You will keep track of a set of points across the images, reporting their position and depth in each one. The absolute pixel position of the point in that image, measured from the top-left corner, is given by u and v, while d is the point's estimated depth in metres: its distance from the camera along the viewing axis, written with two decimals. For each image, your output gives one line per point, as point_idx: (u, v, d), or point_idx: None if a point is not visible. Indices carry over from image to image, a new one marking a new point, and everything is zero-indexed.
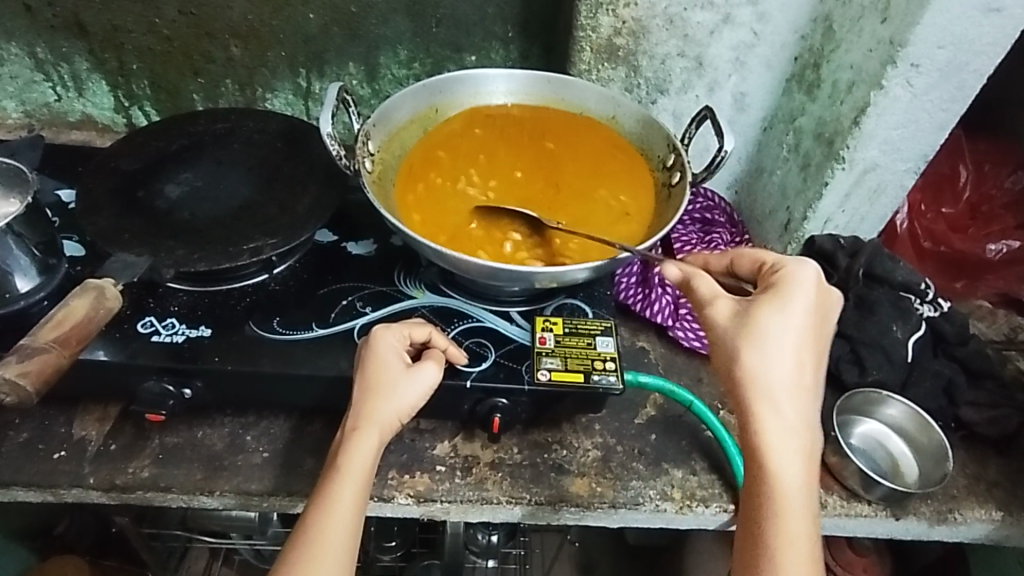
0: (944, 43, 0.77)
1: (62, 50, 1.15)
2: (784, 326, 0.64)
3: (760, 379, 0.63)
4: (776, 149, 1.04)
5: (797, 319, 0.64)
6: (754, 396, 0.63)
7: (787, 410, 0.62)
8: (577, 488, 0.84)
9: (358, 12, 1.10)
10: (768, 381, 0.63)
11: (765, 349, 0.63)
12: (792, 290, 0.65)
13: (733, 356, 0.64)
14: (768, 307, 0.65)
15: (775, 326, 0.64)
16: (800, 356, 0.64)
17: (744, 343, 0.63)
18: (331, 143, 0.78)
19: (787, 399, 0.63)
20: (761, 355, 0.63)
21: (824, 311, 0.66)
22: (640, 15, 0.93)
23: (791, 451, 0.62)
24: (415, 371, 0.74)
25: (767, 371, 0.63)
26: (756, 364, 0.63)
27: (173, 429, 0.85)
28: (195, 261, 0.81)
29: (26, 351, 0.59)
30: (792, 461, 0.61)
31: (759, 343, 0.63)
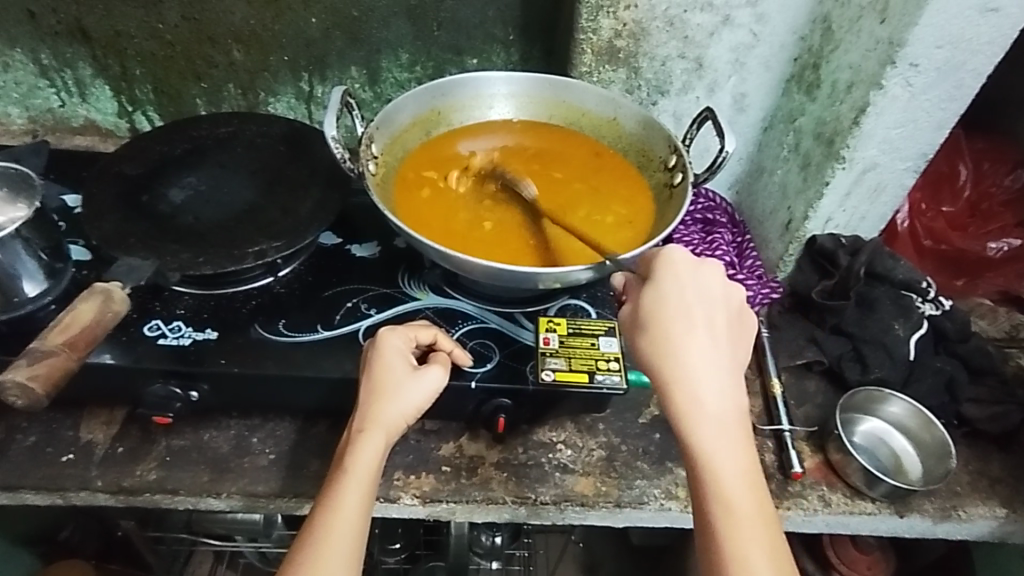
0: (942, 43, 0.78)
1: (65, 57, 1.16)
2: (675, 304, 0.65)
3: (663, 361, 0.64)
4: (776, 148, 1.04)
5: (685, 298, 0.66)
6: (662, 380, 0.64)
7: (698, 386, 0.63)
8: (582, 488, 0.84)
9: (359, 16, 1.10)
10: (671, 361, 0.64)
11: (662, 331, 0.65)
12: (666, 273, 0.67)
13: (636, 349, 0.66)
14: (655, 292, 0.67)
15: (665, 307, 0.65)
16: (698, 329, 0.65)
17: (643, 331, 0.66)
18: (335, 146, 0.79)
19: (694, 377, 0.63)
20: (657, 338, 0.65)
21: (710, 284, 0.67)
22: (640, 17, 0.93)
23: (708, 425, 0.61)
24: (420, 374, 0.75)
25: (667, 353, 0.64)
26: (657, 349, 0.64)
27: (179, 431, 0.85)
28: (201, 264, 0.81)
29: (35, 354, 0.60)
30: (712, 437, 0.61)
31: (657, 329, 0.65)
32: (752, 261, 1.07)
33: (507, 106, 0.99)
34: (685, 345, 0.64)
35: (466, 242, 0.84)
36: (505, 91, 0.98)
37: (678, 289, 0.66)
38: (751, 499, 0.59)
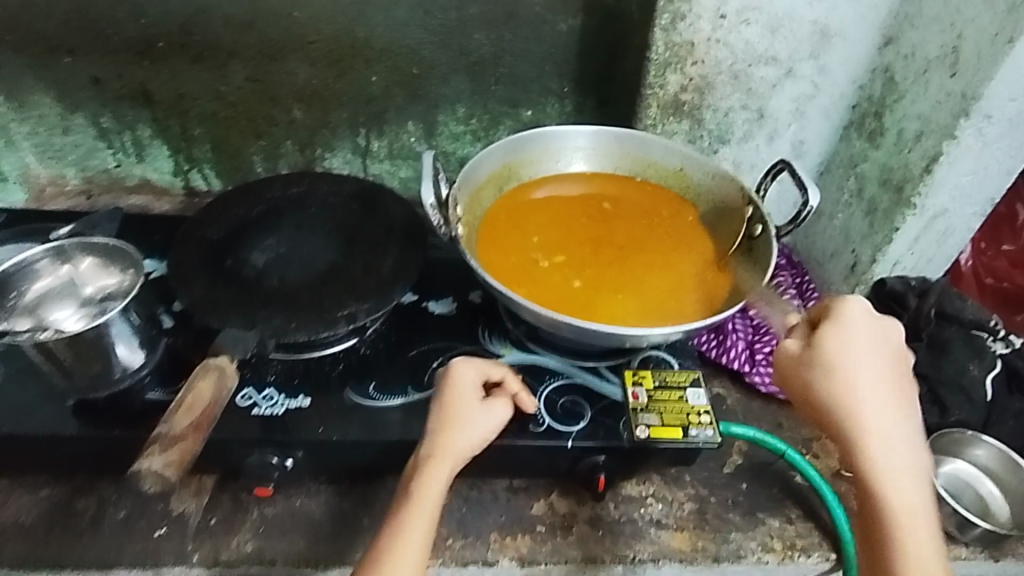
0: (1016, 96, 0.80)
1: (127, 119, 1.16)
2: (860, 350, 0.64)
3: (854, 407, 0.62)
4: (837, 192, 1.06)
5: (868, 345, 0.65)
6: (854, 428, 0.61)
7: (892, 435, 0.61)
8: (678, 543, 0.84)
9: (420, 73, 1.12)
10: (857, 407, 0.62)
11: (848, 376, 0.63)
12: (850, 321, 0.66)
13: (816, 386, 0.63)
14: (839, 335, 0.65)
15: (847, 352, 0.64)
16: (883, 377, 0.63)
17: (831, 371, 0.63)
18: (434, 213, 0.81)
19: (888, 427, 0.61)
20: (843, 379, 0.63)
21: (890, 339, 0.66)
22: (706, 72, 0.96)
23: (907, 479, 0.59)
24: (485, 406, 0.74)
25: (860, 401, 0.62)
26: (846, 391, 0.62)
27: (271, 499, 0.85)
28: (294, 330, 0.81)
29: (165, 441, 0.61)
30: (910, 492, 0.59)
31: (840, 372, 0.63)
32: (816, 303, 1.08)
33: (577, 158, 1.01)
34: (876, 394, 0.62)
35: (559, 302, 0.84)
36: (576, 145, 1.00)
37: (863, 340, 0.65)
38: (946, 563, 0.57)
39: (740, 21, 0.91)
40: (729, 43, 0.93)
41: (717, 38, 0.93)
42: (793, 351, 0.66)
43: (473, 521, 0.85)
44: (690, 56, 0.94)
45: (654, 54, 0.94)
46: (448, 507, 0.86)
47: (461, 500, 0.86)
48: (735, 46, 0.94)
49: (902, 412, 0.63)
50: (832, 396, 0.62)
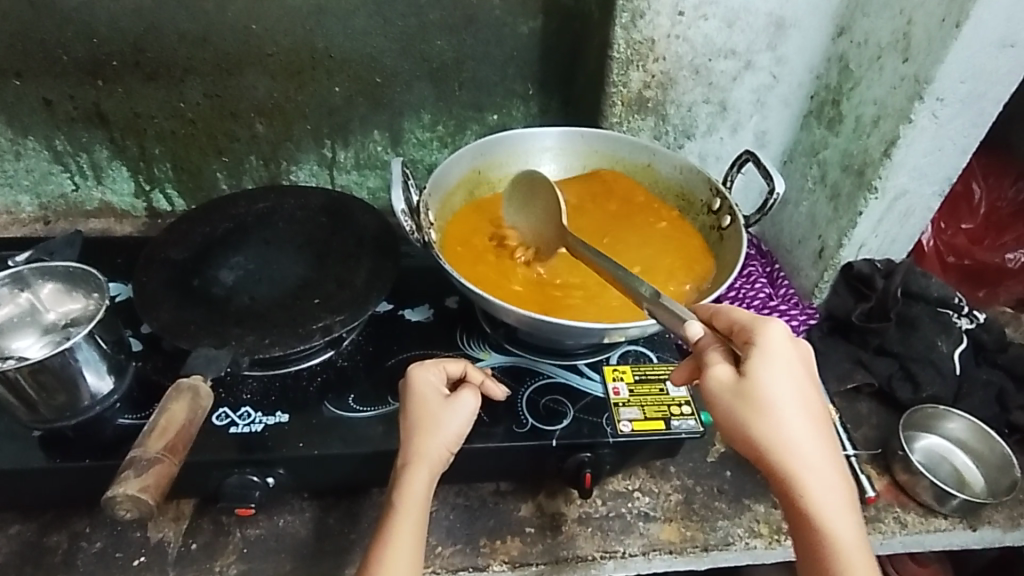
0: (966, 77, 0.83)
1: (81, 141, 1.13)
2: (786, 385, 0.61)
3: (787, 444, 0.61)
4: (801, 180, 1.09)
5: (792, 374, 0.62)
6: (795, 465, 0.61)
7: (818, 464, 0.61)
8: (667, 535, 0.84)
9: (383, 82, 1.11)
10: (789, 443, 0.61)
11: (782, 415, 0.61)
12: (773, 350, 0.62)
13: (748, 430, 0.61)
14: (766, 370, 0.61)
15: (778, 392, 0.61)
16: (809, 411, 0.62)
17: (768, 409, 0.61)
18: (404, 219, 0.80)
19: (817, 455, 0.61)
20: (777, 416, 0.61)
21: (806, 362, 0.64)
22: (668, 68, 0.97)
23: (839, 509, 0.61)
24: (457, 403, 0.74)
25: (794, 437, 0.61)
26: (779, 420, 0.61)
27: (253, 520, 0.83)
28: (268, 346, 0.79)
29: (140, 464, 0.59)
30: (844, 520, 0.60)
31: (773, 407, 0.60)
32: (787, 290, 1.10)
33: (545, 159, 1.02)
34: (806, 426, 0.62)
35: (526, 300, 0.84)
36: (543, 145, 1.01)
37: (786, 370, 0.62)
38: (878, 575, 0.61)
39: (698, 16, 0.93)
40: (689, 38, 0.95)
41: (676, 33, 0.94)
42: (720, 384, 0.62)
43: (462, 527, 0.84)
44: (651, 53, 0.95)
45: (616, 52, 0.95)
46: (435, 515, 0.85)
47: (449, 507, 0.85)
48: (694, 41, 0.95)
49: (823, 438, 0.62)
50: (770, 440, 0.61)
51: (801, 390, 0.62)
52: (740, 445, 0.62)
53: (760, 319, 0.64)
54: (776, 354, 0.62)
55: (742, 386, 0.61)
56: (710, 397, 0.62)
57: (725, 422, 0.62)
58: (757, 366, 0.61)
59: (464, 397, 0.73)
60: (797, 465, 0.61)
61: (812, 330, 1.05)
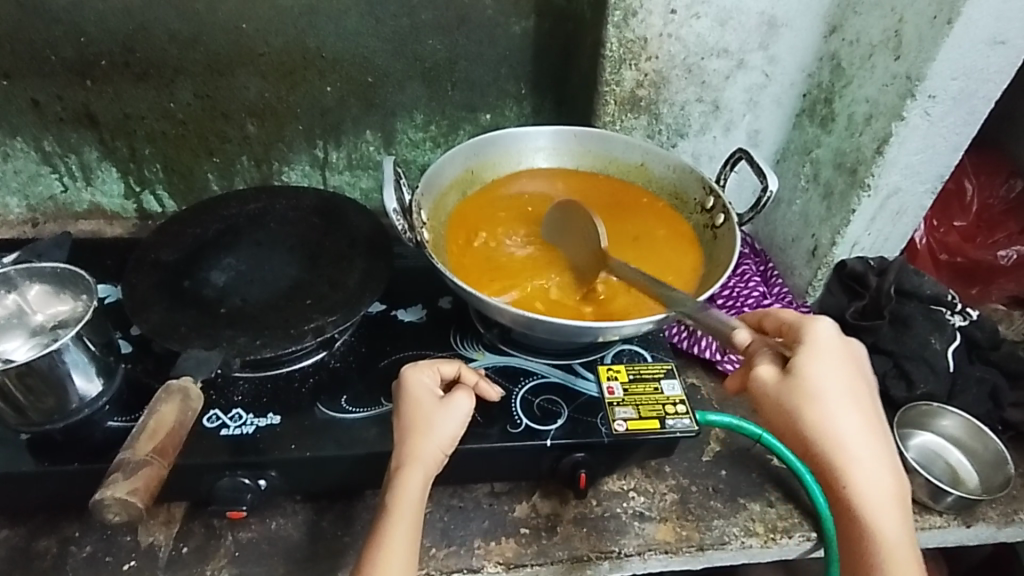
0: (957, 75, 0.83)
1: (70, 142, 1.12)
2: (837, 379, 0.64)
3: (840, 436, 0.63)
4: (793, 179, 1.09)
5: (845, 369, 0.65)
6: (844, 458, 0.62)
7: (871, 460, 0.63)
8: (663, 535, 0.84)
9: (375, 82, 1.11)
10: (842, 436, 0.63)
11: (832, 409, 0.63)
12: (822, 345, 0.65)
13: (797, 421, 0.63)
14: (815, 364, 0.64)
15: (829, 385, 0.63)
16: (862, 408, 0.64)
17: (819, 401, 0.63)
18: (396, 218, 0.80)
19: (870, 450, 0.63)
20: (827, 409, 0.63)
21: (858, 360, 0.67)
22: (660, 67, 0.97)
23: (886, 505, 0.62)
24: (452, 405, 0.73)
25: (844, 431, 0.63)
26: (830, 412, 0.63)
27: (245, 524, 0.82)
28: (260, 347, 0.79)
29: (130, 467, 0.58)
30: (892, 516, 0.62)
31: (823, 400, 0.63)
32: (780, 289, 1.10)
33: (538, 158, 1.01)
34: (858, 423, 0.64)
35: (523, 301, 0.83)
36: (536, 145, 1.01)
37: (835, 366, 0.65)
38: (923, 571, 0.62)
39: (690, 15, 0.93)
40: (681, 37, 0.95)
41: (669, 32, 0.94)
42: (767, 378, 0.65)
43: (456, 529, 0.83)
44: (643, 52, 0.95)
45: (608, 51, 0.95)
46: (429, 517, 0.84)
47: (443, 509, 0.85)
48: (687, 40, 0.95)
49: (876, 433, 0.64)
50: (821, 432, 0.63)
51: (850, 388, 0.65)
52: (789, 436, 0.65)
53: (808, 318, 0.68)
54: (823, 350, 0.65)
55: (789, 380, 0.64)
56: (756, 391, 0.66)
57: (774, 414, 0.65)
58: (806, 360, 0.64)
59: (460, 399, 0.72)
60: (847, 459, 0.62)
61: None
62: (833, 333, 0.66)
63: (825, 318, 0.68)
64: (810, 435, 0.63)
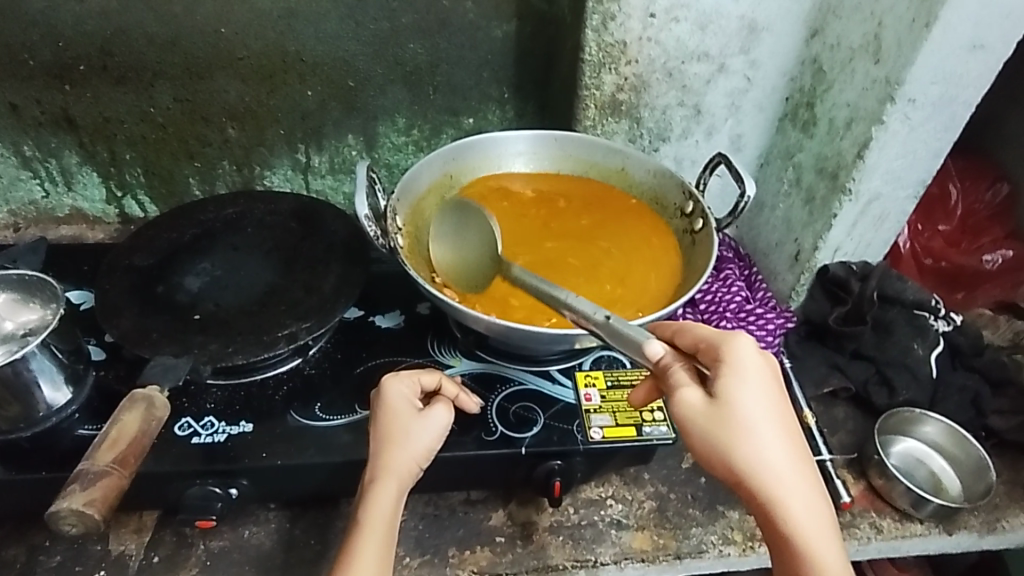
0: (937, 79, 0.82)
1: (50, 146, 1.11)
2: (760, 401, 0.60)
3: (766, 462, 0.58)
4: (776, 184, 1.08)
5: (766, 390, 0.60)
6: (769, 485, 0.58)
7: (797, 484, 0.59)
8: (639, 543, 0.83)
9: (355, 85, 1.10)
10: (768, 461, 0.58)
11: (754, 434, 0.59)
12: (742, 365, 0.60)
13: (722, 451, 0.59)
14: (738, 387, 0.60)
15: (754, 410, 0.59)
16: (784, 428, 0.60)
17: (740, 427, 0.58)
18: (368, 224, 0.79)
19: (796, 474, 0.59)
20: (750, 432, 0.59)
21: (780, 377, 0.62)
22: (640, 71, 0.97)
23: (819, 526, 0.58)
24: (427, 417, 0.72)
25: (770, 455, 0.59)
26: (753, 437, 0.59)
27: (218, 532, 0.81)
28: (232, 354, 0.78)
29: (87, 478, 0.58)
30: (829, 541, 0.58)
31: (744, 424, 0.59)
32: (763, 294, 1.10)
33: (518, 163, 1.01)
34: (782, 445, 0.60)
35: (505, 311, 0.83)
36: (515, 150, 1.00)
37: (757, 386, 0.60)
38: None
39: (669, 19, 0.92)
40: (661, 41, 0.94)
41: (648, 36, 0.93)
42: (693, 406, 0.60)
43: (431, 537, 0.82)
44: (623, 56, 0.95)
45: (587, 55, 0.94)
46: (403, 525, 0.83)
47: (417, 517, 0.84)
48: (667, 44, 0.95)
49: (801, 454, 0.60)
50: (743, 458, 0.58)
51: (771, 409, 0.60)
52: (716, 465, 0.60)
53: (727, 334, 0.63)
54: (745, 371, 0.60)
55: (713, 406, 0.59)
56: (680, 420, 0.60)
57: (700, 446, 0.60)
58: (728, 384, 0.60)
59: (437, 412, 0.72)
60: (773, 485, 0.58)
61: (789, 334, 1.04)
62: (754, 350, 0.61)
63: (742, 333, 0.62)
64: (736, 463, 0.58)
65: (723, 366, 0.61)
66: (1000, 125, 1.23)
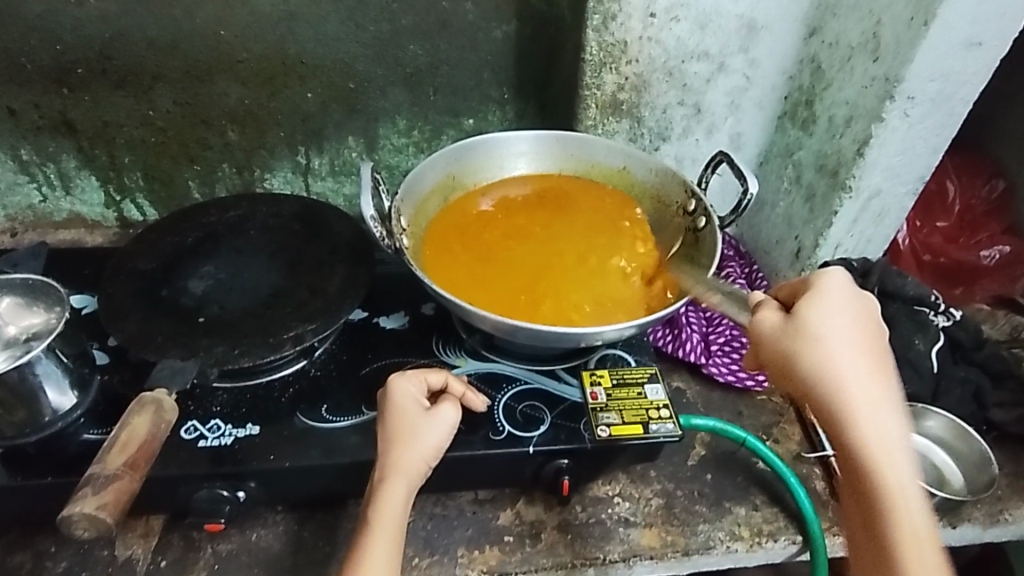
0: (935, 76, 0.83)
1: (49, 150, 1.11)
2: (841, 324, 0.63)
3: (840, 376, 0.61)
4: (776, 181, 1.09)
5: (850, 317, 0.63)
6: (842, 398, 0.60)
7: (880, 408, 0.60)
8: (648, 540, 0.83)
9: (356, 87, 1.10)
10: (845, 378, 0.61)
11: (832, 350, 0.61)
12: (831, 292, 0.64)
13: (797, 361, 0.62)
14: (819, 309, 0.63)
15: (832, 329, 0.62)
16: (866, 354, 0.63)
17: (823, 343, 0.61)
18: (374, 225, 0.79)
19: (879, 397, 0.61)
20: (827, 349, 0.61)
21: (868, 312, 0.65)
22: (641, 70, 0.97)
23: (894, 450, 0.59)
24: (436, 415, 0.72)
25: (846, 373, 0.61)
26: (835, 354, 0.61)
27: (225, 535, 0.81)
28: (238, 356, 0.78)
29: (98, 481, 0.58)
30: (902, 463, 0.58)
31: (824, 342, 0.61)
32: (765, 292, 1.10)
33: (521, 163, 1.01)
34: (862, 368, 0.61)
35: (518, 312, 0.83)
36: (517, 150, 1.00)
37: (841, 313, 0.63)
38: (935, 526, 0.58)
39: (670, 18, 0.93)
40: (661, 40, 0.95)
41: (649, 36, 0.94)
42: (770, 323, 0.64)
43: (440, 537, 0.82)
44: (623, 55, 0.95)
45: (588, 56, 0.95)
46: (412, 526, 0.83)
47: (426, 517, 0.84)
48: (667, 44, 0.95)
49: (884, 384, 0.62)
50: (818, 370, 0.61)
51: (852, 332, 0.63)
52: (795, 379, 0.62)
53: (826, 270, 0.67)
54: (830, 297, 0.64)
55: (791, 322, 0.63)
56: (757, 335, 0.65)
57: (774, 357, 0.63)
58: (808, 305, 0.64)
59: (445, 411, 0.72)
60: (853, 403, 0.60)
61: None
62: (842, 284, 0.65)
63: (836, 268, 0.66)
64: (807, 373, 0.61)
65: (808, 291, 0.65)
66: (996, 121, 1.24)
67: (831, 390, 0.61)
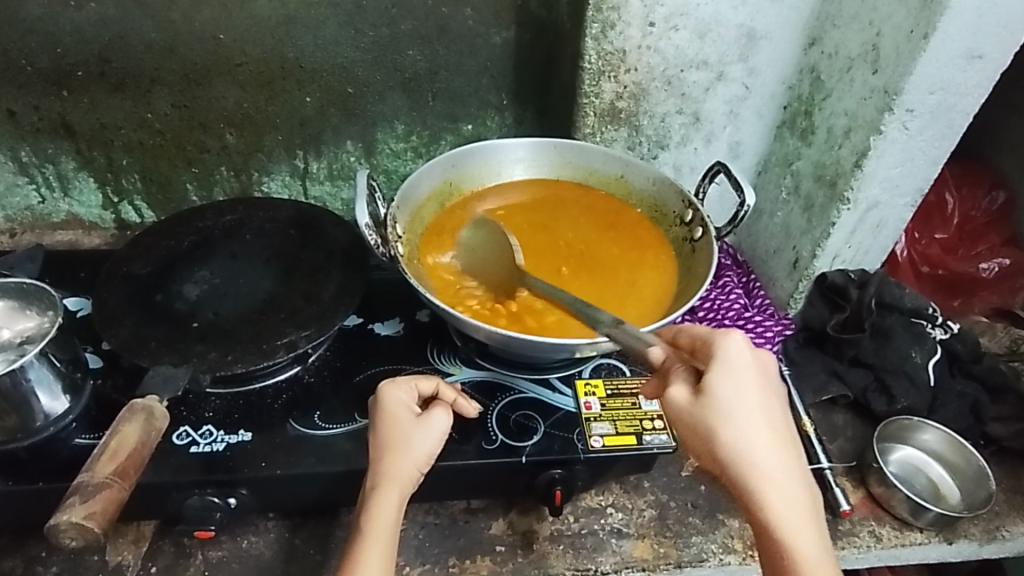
0: (934, 89, 0.83)
1: (47, 152, 1.11)
2: (747, 395, 0.61)
3: (746, 452, 0.59)
4: (775, 191, 1.08)
5: (755, 387, 0.62)
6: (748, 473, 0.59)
7: (781, 483, 0.59)
8: (640, 552, 0.83)
9: (355, 92, 1.10)
10: (750, 454, 0.59)
11: (736, 425, 0.60)
12: (734, 361, 0.62)
13: (709, 440, 0.60)
14: (725, 381, 0.61)
15: (737, 401, 0.61)
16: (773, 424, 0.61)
17: (716, 427, 0.60)
18: (369, 233, 0.79)
19: (788, 468, 0.60)
20: (735, 425, 0.60)
21: (769, 376, 0.64)
22: (640, 79, 0.97)
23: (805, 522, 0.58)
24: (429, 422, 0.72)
25: (751, 447, 0.60)
26: (736, 433, 0.60)
27: (217, 542, 0.81)
28: (231, 363, 0.78)
29: (87, 490, 0.57)
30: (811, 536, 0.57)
31: (724, 430, 0.60)
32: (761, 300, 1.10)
33: (518, 170, 1.01)
34: (768, 440, 0.60)
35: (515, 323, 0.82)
36: (515, 157, 1.00)
37: (746, 383, 0.62)
38: None
39: (669, 27, 0.92)
40: (660, 49, 0.94)
41: (648, 45, 0.94)
42: (680, 400, 0.62)
43: (431, 547, 0.82)
44: (622, 64, 0.95)
45: (587, 63, 0.95)
46: (404, 534, 0.83)
47: (418, 526, 0.84)
48: (666, 52, 0.95)
49: (788, 452, 0.61)
50: (725, 447, 0.60)
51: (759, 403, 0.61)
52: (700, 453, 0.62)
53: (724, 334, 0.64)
54: (734, 365, 0.62)
55: (699, 399, 0.61)
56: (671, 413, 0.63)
57: (688, 434, 0.62)
58: (715, 377, 0.62)
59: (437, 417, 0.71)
60: (755, 481, 0.59)
61: (788, 342, 1.04)
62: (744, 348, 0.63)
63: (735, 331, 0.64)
64: (720, 451, 0.60)
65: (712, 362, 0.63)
66: (997, 133, 1.24)
67: (732, 470, 0.60)
